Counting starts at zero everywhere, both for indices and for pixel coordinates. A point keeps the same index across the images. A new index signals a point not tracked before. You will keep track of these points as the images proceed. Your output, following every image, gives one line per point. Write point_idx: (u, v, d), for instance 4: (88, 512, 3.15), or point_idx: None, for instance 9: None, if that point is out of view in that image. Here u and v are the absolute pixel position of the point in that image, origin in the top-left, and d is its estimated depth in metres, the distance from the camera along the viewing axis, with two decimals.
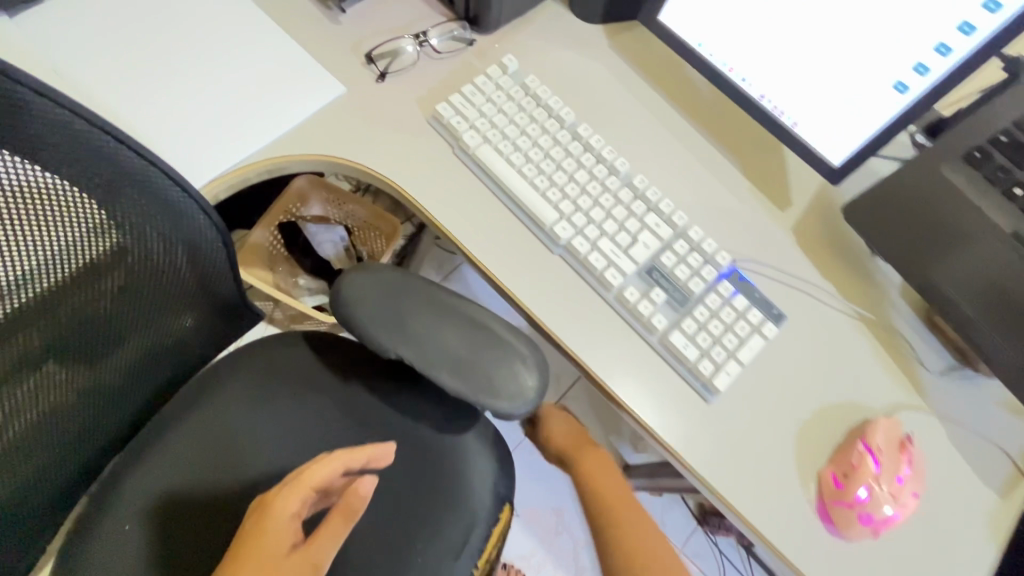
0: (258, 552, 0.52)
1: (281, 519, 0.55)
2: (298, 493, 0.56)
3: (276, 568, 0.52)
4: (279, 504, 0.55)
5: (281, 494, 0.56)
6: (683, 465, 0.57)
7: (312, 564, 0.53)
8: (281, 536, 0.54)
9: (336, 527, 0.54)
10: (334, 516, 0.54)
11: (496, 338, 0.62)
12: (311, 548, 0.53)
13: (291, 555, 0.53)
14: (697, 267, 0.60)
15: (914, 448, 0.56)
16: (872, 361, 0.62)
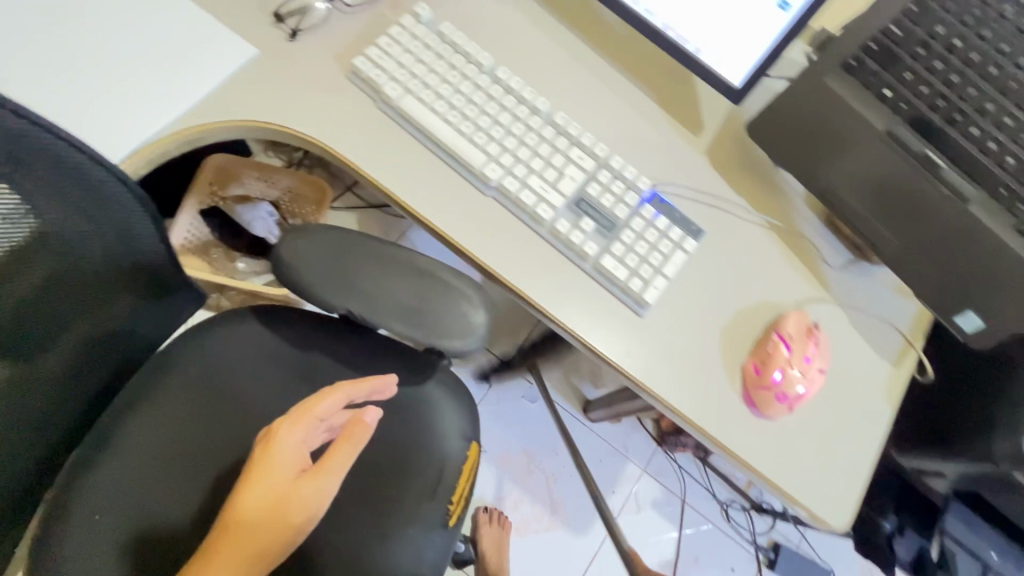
0: (270, 479, 0.55)
1: (290, 447, 0.57)
2: (302, 424, 0.59)
3: (289, 491, 0.55)
4: (285, 434, 0.58)
5: (287, 423, 0.58)
6: (625, 375, 0.62)
7: (324, 485, 0.56)
8: (290, 464, 0.56)
9: (345, 452, 0.58)
10: (341, 442, 0.58)
11: (442, 283, 0.65)
12: (322, 471, 0.56)
13: (302, 480, 0.56)
14: (620, 194, 0.65)
15: (820, 333, 0.64)
16: (783, 264, 0.69)
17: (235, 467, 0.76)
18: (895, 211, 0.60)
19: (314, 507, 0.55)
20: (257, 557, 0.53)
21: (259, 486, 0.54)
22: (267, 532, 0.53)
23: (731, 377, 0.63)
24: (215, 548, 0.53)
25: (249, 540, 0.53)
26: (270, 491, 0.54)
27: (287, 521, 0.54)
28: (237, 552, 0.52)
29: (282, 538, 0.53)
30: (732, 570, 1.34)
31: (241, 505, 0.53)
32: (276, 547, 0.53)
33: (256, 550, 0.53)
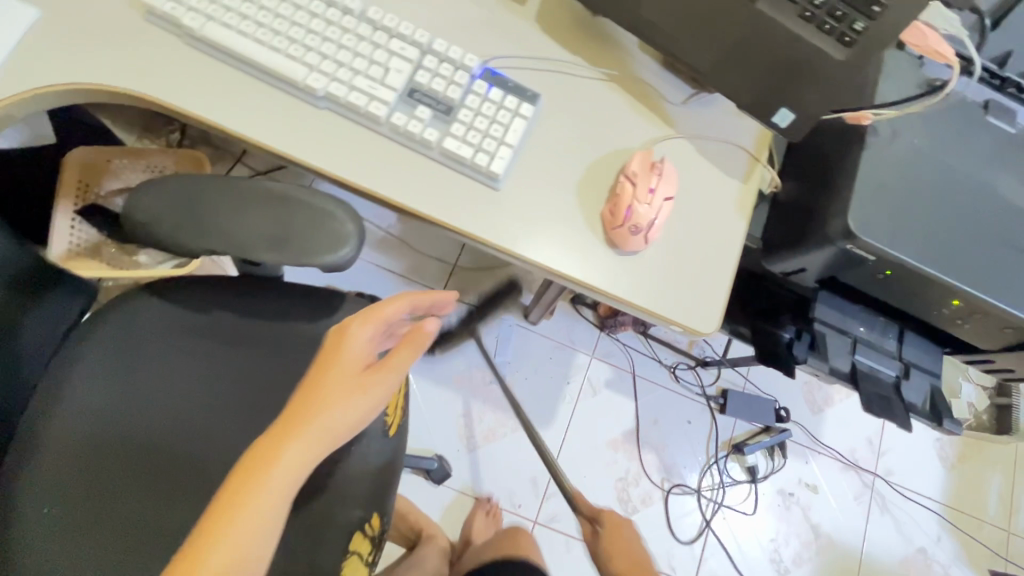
0: (337, 373, 0.56)
1: (360, 345, 0.58)
2: (375, 323, 0.60)
3: (353, 387, 0.56)
4: (357, 331, 0.59)
5: (357, 321, 0.59)
6: (494, 248, 0.66)
7: (385, 384, 0.57)
8: (359, 359, 0.58)
9: (406, 355, 0.58)
10: (403, 346, 0.59)
11: (302, 205, 0.66)
12: (388, 368, 0.57)
13: (366, 375, 0.57)
14: (449, 75, 0.65)
15: (664, 164, 0.67)
16: (626, 111, 0.72)
17: (166, 437, 0.76)
18: (704, 30, 0.64)
19: (370, 404, 0.56)
20: (318, 444, 0.53)
21: (325, 382, 0.56)
22: (328, 429, 0.54)
23: (592, 226, 0.67)
24: (285, 427, 0.53)
25: (316, 426, 0.53)
26: (335, 386, 0.55)
27: (348, 413, 0.54)
28: (306, 443, 0.53)
29: (341, 426, 0.54)
30: (690, 422, 1.46)
31: (310, 397, 0.55)
32: (334, 436, 0.54)
33: (317, 437, 0.53)
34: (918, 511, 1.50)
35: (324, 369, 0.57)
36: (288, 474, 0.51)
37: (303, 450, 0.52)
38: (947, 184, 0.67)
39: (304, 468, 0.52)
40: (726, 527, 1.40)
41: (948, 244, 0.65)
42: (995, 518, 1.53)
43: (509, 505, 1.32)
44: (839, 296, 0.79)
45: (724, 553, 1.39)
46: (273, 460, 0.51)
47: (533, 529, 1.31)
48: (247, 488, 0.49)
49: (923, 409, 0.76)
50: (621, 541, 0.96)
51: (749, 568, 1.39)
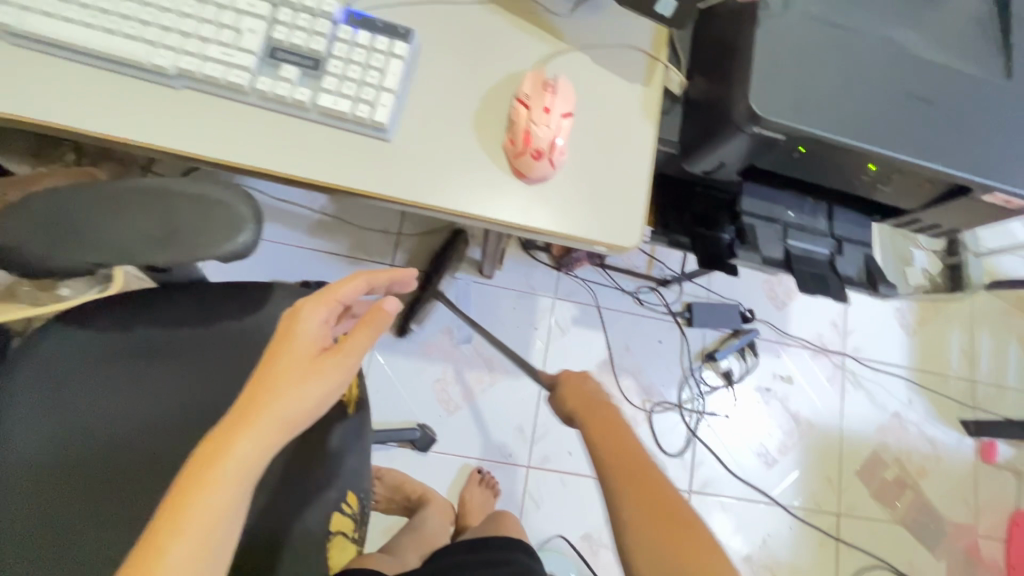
0: (293, 357, 0.54)
1: (314, 327, 0.56)
2: (327, 306, 0.57)
3: (310, 370, 0.53)
4: (309, 313, 0.56)
5: (310, 302, 0.56)
6: (399, 202, 0.63)
7: (342, 368, 0.55)
8: (313, 343, 0.55)
9: (363, 338, 0.56)
10: (359, 327, 0.56)
11: (185, 197, 0.61)
12: (344, 352, 0.55)
13: (324, 357, 0.55)
14: (308, 26, 0.60)
15: (557, 82, 0.64)
16: (511, 32, 0.68)
17: (117, 464, 0.74)
18: None
19: (330, 386, 0.54)
20: (277, 433, 0.51)
21: (280, 367, 0.53)
22: (288, 414, 0.52)
23: (496, 160, 0.64)
24: (241, 417, 0.51)
25: (273, 415, 0.51)
26: (292, 369, 0.53)
27: (306, 401, 0.52)
28: (266, 430, 0.51)
29: (300, 412, 0.52)
30: (661, 341, 1.48)
31: (266, 383, 0.52)
32: (294, 422, 0.52)
33: (275, 427, 0.51)
34: (888, 379, 1.57)
35: (274, 355, 0.54)
36: (245, 468, 0.49)
37: (261, 442, 0.50)
38: (846, 45, 0.65)
39: (264, 459, 0.51)
40: (712, 433, 1.45)
41: (854, 107, 0.64)
42: (960, 371, 1.61)
43: (499, 456, 1.34)
44: (763, 186, 0.78)
45: (714, 457, 1.44)
46: (228, 455, 0.49)
47: (527, 474, 1.34)
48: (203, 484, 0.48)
49: (858, 279, 0.78)
50: (622, 453, 0.65)
51: (739, 466, 1.44)
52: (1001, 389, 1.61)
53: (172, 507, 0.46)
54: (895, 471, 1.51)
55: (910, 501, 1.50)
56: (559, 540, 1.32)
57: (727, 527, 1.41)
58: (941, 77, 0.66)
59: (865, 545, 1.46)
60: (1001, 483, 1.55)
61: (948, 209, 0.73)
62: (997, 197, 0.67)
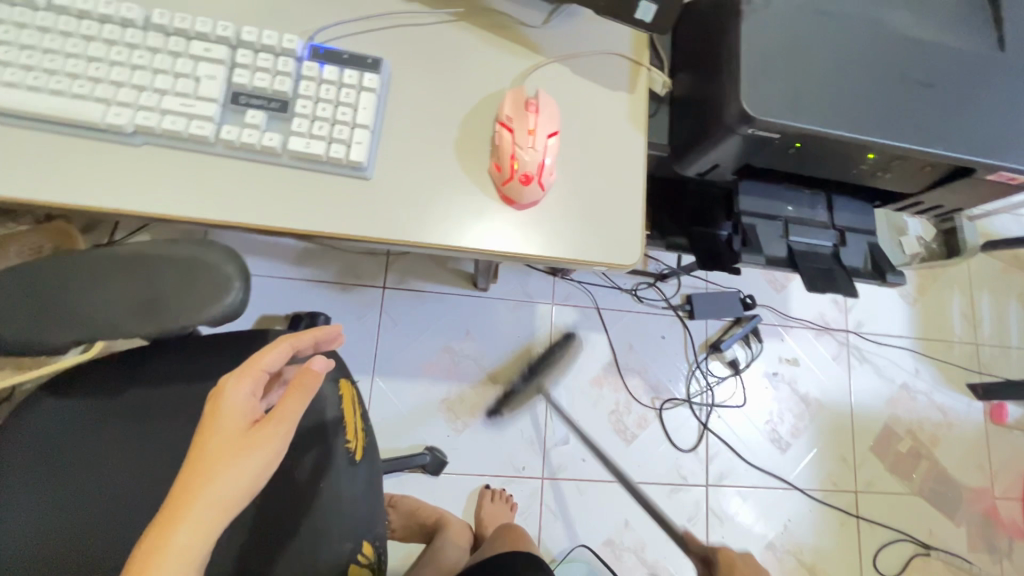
0: (222, 434, 0.50)
1: (241, 399, 0.53)
2: (251, 378, 0.54)
3: (243, 442, 0.50)
4: (233, 389, 0.53)
5: (233, 376, 0.54)
6: (385, 241, 0.59)
7: (277, 438, 0.51)
8: (241, 417, 0.52)
9: (295, 402, 0.53)
10: (290, 392, 0.53)
11: (167, 261, 0.58)
12: (276, 419, 0.51)
13: (256, 426, 0.51)
14: (270, 66, 0.57)
15: (539, 100, 0.61)
16: (484, 50, 0.65)
17: (118, 536, 0.71)
18: None
19: (267, 456, 0.50)
20: (214, 517, 0.46)
21: (209, 446, 0.49)
22: (223, 494, 0.47)
23: (483, 187, 0.61)
24: (169, 509, 0.46)
25: (207, 499, 0.46)
26: (222, 446, 0.49)
27: (243, 478, 0.48)
28: (201, 515, 0.46)
29: (237, 490, 0.47)
30: (664, 336, 1.46)
31: (196, 465, 0.48)
32: (232, 501, 0.47)
33: (212, 512, 0.46)
34: (893, 351, 1.56)
35: (200, 438, 0.50)
36: (184, 561, 0.44)
37: (199, 530, 0.45)
38: (834, 32, 0.62)
39: (203, 547, 0.45)
40: (723, 424, 1.43)
41: (849, 97, 0.61)
42: (962, 334, 1.60)
43: (513, 470, 1.32)
44: (759, 182, 0.75)
45: (728, 448, 1.43)
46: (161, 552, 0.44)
47: (543, 486, 1.32)
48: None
49: (866, 269, 0.75)
50: None
51: (753, 453, 1.43)
52: (1005, 349, 1.61)
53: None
54: (908, 442, 1.51)
55: (925, 471, 1.50)
56: (582, 550, 1.30)
57: (747, 516, 1.40)
58: (934, 56, 0.64)
59: (885, 520, 1.45)
60: (1012, 443, 1.56)
61: (951, 189, 0.71)
62: (1002, 174, 0.65)
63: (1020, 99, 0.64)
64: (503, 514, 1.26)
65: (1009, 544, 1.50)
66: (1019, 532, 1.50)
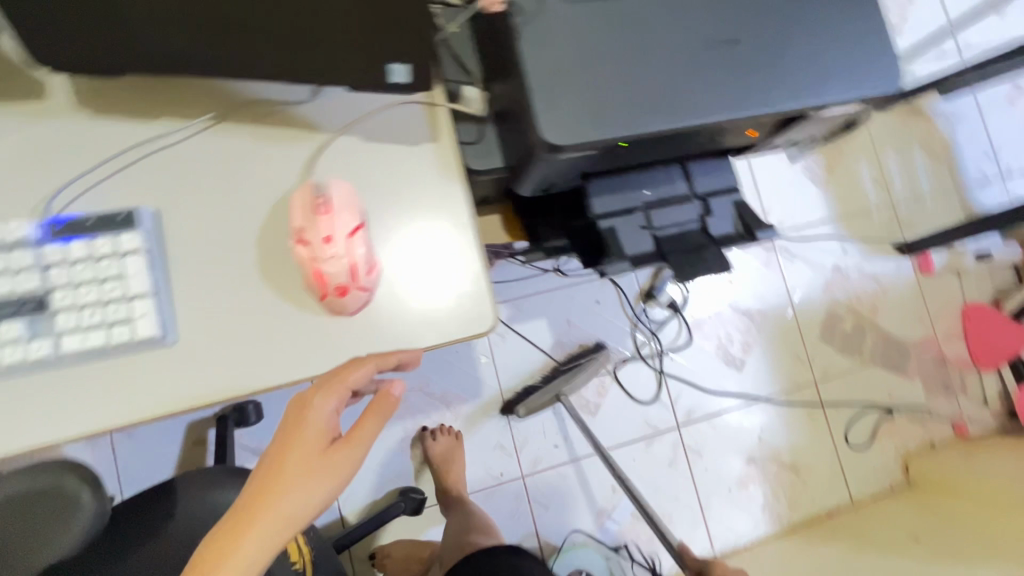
0: (301, 454, 0.49)
1: (325, 418, 0.50)
2: (338, 394, 0.51)
3: (320, 465, 0.49)
4: (317, 405, 0.50)
5: (318, 394, 0.50)
6: (218, 402, 0.54)
7: (350, 462, 0.50)
8: (321, 436, 0.50)
9: (372, 428, 0.51)
10: (369, 418, 0.51)
11: (7, 507, 0.53)
12: (354, 446, 0.50)
13: (333, 451, 0.50)
14: (5, 265, 0.48)
15: (329, 195, 0.54)
16: (256, 149, 0.57)
17: None
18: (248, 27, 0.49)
19: (337, 480, 0.50)
20: (281, 531, 0.48)
21: (289, 463, 0.49)
22: (292, 512, 0.48)
23: (304, 304, 0.55)
24: (244, 518, 0.48)
25: (278, 514, 0.48)
26: (299, 467, 0.49)
27: (311, 500, 0.49)
28: (270, 527, 0.48)
29: (309, 508, 0.49)
30: (598, 301, 1.44)
31: (271, 479, 0.48)
32: (301, 517, 0.49)
33: (282, 524, 0.48)
34: (818, 240, 1.58)
35: (281, 447, 0.49)
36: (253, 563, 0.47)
37: (266, 542, 0.47)
38: (619, 15, 0.56)
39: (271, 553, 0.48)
40: (677, 365, 1.46)
41: (655, 83, 0.56)
42: (878, 200, 1.63)
43: (493, 480, 1.33)
44: (608, 177, 0.70)
45: (689, 386, 1.46)
46: (233, 558, 0.46)
47: (525, 485, 1.34)
48: None
49: (736, 231, 0.73)
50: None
51: (713, 381, 1.47)
52: (920, 200, 1.64)
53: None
54: (851, 320, 1.56)
55: (872, 341, 1.57)
56: (577, 534, 1.34)
57: (724, 441, 1.46)
58: (730, 7, 0.59)
59: (848, 399, 1.53)
60: (946, 286, 1.62)
61: (792, 128, 0.68)
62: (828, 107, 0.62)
63: (825, 26, 0.61)
64: (457, 466, 1.26)
65: (962, 380, 1.59)
66: (968, 366, 1.59)
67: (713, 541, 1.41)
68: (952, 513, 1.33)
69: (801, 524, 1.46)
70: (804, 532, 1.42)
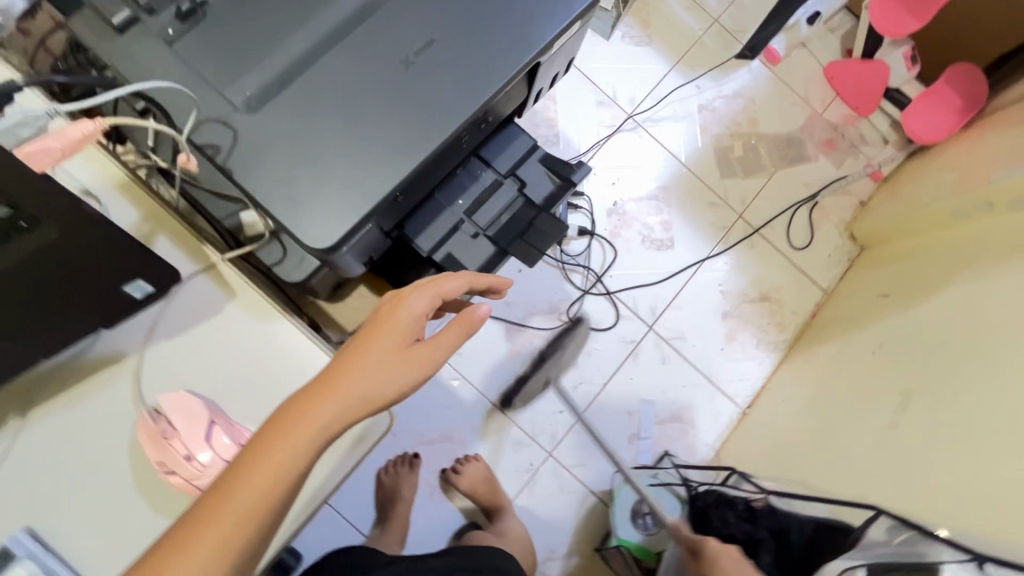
0: (384, 341, 0.46)
1: (415, 311, 0.48)
2: (431, 293, 0.50)
3: (403, 358, 0.46)
4: (411, 297, 0.48)
5: (413, 288, 0.49)
6: None
7: (430, 366, 0.47)
8: (409, 330, 0.47)
9: (456, 335, 0.48)
10: (455, 326, 0.49)
11: None
12: (437, 347, 0.47)
13: (418, 350, 0.47)
14: None
15: (168, 416, 0.54)
16: (82, 411, 0.55)
17: None
18: None
19: (412, 378, 0.46)
20: (347, 417, 0.44)
21: (375, 346, 0.46)
22: (364, 396, 0.44)
23: None
24: (314, 394, 0.44)
25: (349, 398, 0.44)
26: (386, 348, 0.46)
27: (385, 391, 0.45)
28: (335, 404, 0.44)
29: (375, 400, 0.45)
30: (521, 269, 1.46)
31: (353, 354, 0.45)
32: (369, 405, 0.45)
33: (350, 408, 0.44)
34: (672, 92, 1.59)
35: (369, 330, 0.47)
36: (309, 442, 0.43)
37: (328, 423, 0.43)
38: (308, 91, 0.54)
39: (327, 441, 0.43)
40: (619, 278, 1.49)
41: (384, 130, 0.55)
42: (701, 25, 1.63)
43: (527, 473, 1.37)
44: (419, 211, 0.69)
45: (639, 288, 1.49)
46: (298, 430, 0.42)
47: (556, 460, 1.38)
48: (263, 453, 0.42)
49: (556, 185, 0.73)
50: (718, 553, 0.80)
51: (656, 271, 1.51)
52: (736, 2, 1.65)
53: (229, 477, 0.41)
54: (739, 143, 1.60)
55: (766, 149, 1.60)
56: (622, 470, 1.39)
57: (695, 314, 1.51)
58: (409, 14, 0.57)
59: (774, 211, 1.58)
60: (799, 63, 1.65)
61: (543, 71, 0.67)
62: (554, 42, 0.61)
63: None
64: (492, 487, 1.29)
65: (858, 134, 1.65)
66: (856, 119, 1.64)
67: (733, 399, 1.48)
68: (903, 251, 1.40)
69: (796, 337, 1.53)
70: (801, 344, 1.49)
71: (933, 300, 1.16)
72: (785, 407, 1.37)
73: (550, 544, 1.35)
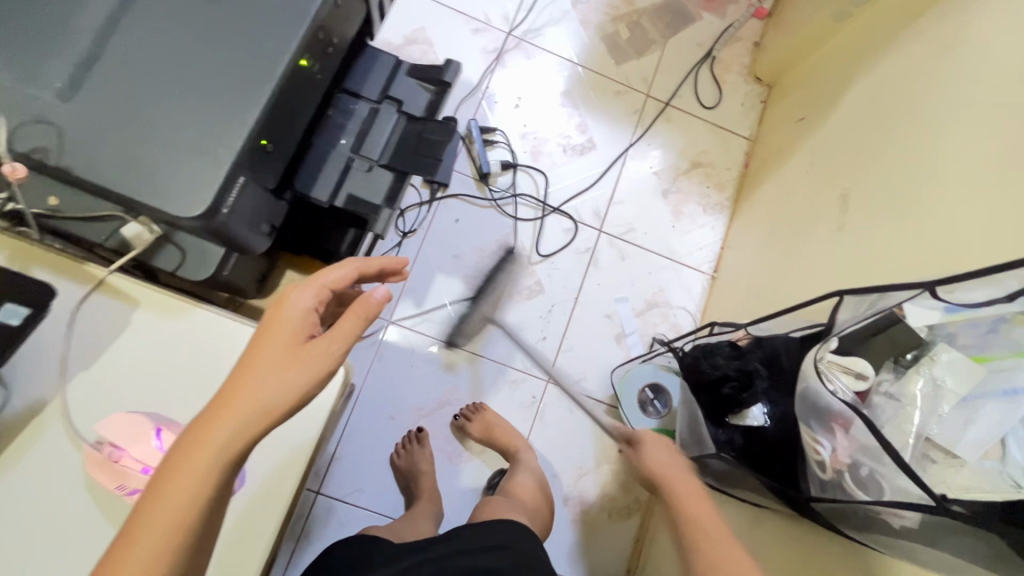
0: (276, 342, 0.50)
1: (301, 310, 0.52)
2: (315, 291, 0.55)
3: (298, 355, 0.50)
4: (296, 295, 0.53)
5: (295, 289, 0.54)
6: None
7: (327, 357, 0.51)
8: (300, 328, 0.52)
9: (349, 324, 0.53)
10: (347, 315, 0.53)
11: None
12: (332, 339, 0.51)
13: (314, 344, 0.51)
14: None
15: (118, 440, 0.53)
16: (33, 459, 0.54)
17: None
18: None
19: (312, 372, 0.50)
20: (253, 422, 0.46)
21: (267, 350, 0.50)
22: (263, 398, 0.47)
23: None
24: (216, 408, 0.46)
25: (250, 402, 0.47)
26: (278, 348, 0.50)
27: (289, 388, 0.48)
28: (237, 413, 0.46)
29: (283, 396, 0.48)
30: (457, 218, 1.43)
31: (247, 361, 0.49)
32: (272, 406, 0.47)
33: (254, 413, 0.47)
34: None
35: (260, 336, 0.50)
36: (220, 452, 0.44)
37: (234, 432, 0.45)
38: (123, 60, 0.50)
39: (240, 450, 0.46)
40: (554, 194, 1.48)
41: (218, 75, 0.51)
42: None
43: (532, 406, 1.38)
44: (305, 164, 0.68)
45: (577, 197, 1.49)
46: (205, 442, 0.44)
47: (555, 385, 1.39)
48: (172, 475, 0.43)
49: (427, 99, 0.79)
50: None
51: (587, 175, 1.50)
52: None
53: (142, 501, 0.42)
54: (623, 25, 1.58)
55: (651, 22, 1.59)
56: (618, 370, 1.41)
57: (637, 203, 1.51)
58: None
59: (678, 80, 1.58)
60: None
61: None
62: None
63: None
64: (506, 431, 1.27)
65: None
66: None
67: (699, 269, 1.51)
68: (805, 73, 1.42)
69: (738, 192, 1.55)
70: (743, 196, 1.51)
71: (844, 104, 1.18)
72: (745, 256, 1.40)
73: (577, 462, 1.36)
